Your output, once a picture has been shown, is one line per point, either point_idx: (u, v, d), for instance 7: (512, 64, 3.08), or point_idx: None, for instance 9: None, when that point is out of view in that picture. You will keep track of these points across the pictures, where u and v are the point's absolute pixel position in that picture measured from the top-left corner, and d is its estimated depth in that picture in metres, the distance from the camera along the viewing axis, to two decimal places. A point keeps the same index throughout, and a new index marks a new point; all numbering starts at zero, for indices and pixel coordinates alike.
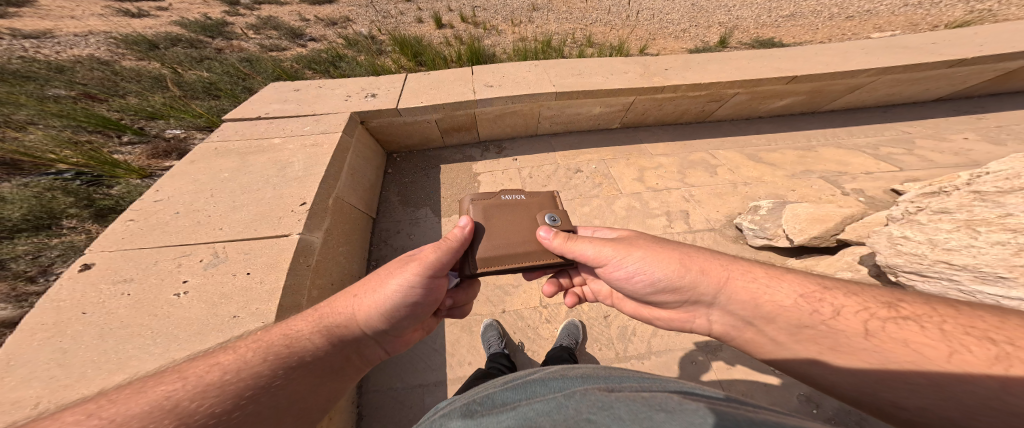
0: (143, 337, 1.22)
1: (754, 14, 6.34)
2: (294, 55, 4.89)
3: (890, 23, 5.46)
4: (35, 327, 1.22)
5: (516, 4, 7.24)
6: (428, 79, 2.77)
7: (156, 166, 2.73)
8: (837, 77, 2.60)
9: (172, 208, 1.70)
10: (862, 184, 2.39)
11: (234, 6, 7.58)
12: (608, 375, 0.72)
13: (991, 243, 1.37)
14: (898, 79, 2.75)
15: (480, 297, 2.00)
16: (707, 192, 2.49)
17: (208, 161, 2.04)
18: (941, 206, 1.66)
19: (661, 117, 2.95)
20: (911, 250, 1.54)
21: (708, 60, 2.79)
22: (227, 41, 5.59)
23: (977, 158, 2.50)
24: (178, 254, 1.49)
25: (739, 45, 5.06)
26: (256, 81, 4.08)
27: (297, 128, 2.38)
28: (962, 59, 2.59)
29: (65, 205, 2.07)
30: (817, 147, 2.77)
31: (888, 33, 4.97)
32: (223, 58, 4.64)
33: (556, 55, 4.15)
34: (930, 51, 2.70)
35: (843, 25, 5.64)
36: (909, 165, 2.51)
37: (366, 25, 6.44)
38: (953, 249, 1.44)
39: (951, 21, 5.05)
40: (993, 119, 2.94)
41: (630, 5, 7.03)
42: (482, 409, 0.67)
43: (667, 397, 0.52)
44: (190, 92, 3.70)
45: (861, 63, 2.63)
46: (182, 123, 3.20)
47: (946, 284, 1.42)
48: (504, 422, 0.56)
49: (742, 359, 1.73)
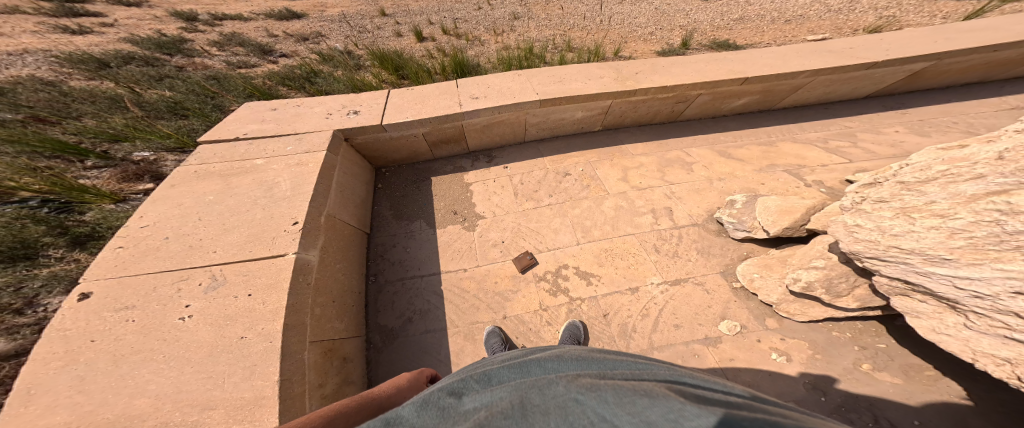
0: (157, 361, 1.21)
1: (710, 17, 6.76)
2: (266, 72, 4.77)
3: (819, 27, 5.80)
4: (46, 357, 1.19)
5: (496, 14, 7.43)
6: (411, 94, 2.80)
7: (129, 189, 2.60)
8: (781, 78, 2.88)
9: (162, 232, 1.66)
10: (822, 176, 2.63)
11: (191, 22, 7.30)
12: (598, 360, 0.79)
13: (928, 226, 1.17)
14: (829, 80, 3.05)
15: (480, 305, 2.03)
16: (685, 188, 2.64)
17: (190, 185, 1.98)
18: (879, 195, 1.45)
19: (636, 118, 3.13)
20: (864, 236, 1.36)
21: (672, 63, 3.00)
22: (188, 58, 5.38)
23: (910, 149, 2.81)
24: (176, 279, 1.45)
25: (699, 46, 5.42)
26: (226, 99, 3.95)
27: (279, 148, 2.34)
28: (874, 63, 2.91)
29: (38, 233, 1.94)
30: (778, 141, 3.03)
31: (819, 36, 5.40)
32: (185, 76, 4.46)
33: (538, 62, 4.32)
34: (873, 50, 3.02)
35: (784, 28, 5.97)
36: (856, 156, 2.80)
37: (339, 41, 6.41)
38: (899, 234, 1.24)
39: (867, 26, 5.57)
40: (919, 111, 3.29)
41: (597, 12, 7.36)
42: (481, 381, 0.75)
43: (654, 387, 0.57)
44: (153, 112, 3.54)
45: (798, 65, 2.90)
46: (150, 145, 3.05)
47: (904, 268, 1.24)
48: (500, 394, 0.63)
49: (742, 349, 1.82)
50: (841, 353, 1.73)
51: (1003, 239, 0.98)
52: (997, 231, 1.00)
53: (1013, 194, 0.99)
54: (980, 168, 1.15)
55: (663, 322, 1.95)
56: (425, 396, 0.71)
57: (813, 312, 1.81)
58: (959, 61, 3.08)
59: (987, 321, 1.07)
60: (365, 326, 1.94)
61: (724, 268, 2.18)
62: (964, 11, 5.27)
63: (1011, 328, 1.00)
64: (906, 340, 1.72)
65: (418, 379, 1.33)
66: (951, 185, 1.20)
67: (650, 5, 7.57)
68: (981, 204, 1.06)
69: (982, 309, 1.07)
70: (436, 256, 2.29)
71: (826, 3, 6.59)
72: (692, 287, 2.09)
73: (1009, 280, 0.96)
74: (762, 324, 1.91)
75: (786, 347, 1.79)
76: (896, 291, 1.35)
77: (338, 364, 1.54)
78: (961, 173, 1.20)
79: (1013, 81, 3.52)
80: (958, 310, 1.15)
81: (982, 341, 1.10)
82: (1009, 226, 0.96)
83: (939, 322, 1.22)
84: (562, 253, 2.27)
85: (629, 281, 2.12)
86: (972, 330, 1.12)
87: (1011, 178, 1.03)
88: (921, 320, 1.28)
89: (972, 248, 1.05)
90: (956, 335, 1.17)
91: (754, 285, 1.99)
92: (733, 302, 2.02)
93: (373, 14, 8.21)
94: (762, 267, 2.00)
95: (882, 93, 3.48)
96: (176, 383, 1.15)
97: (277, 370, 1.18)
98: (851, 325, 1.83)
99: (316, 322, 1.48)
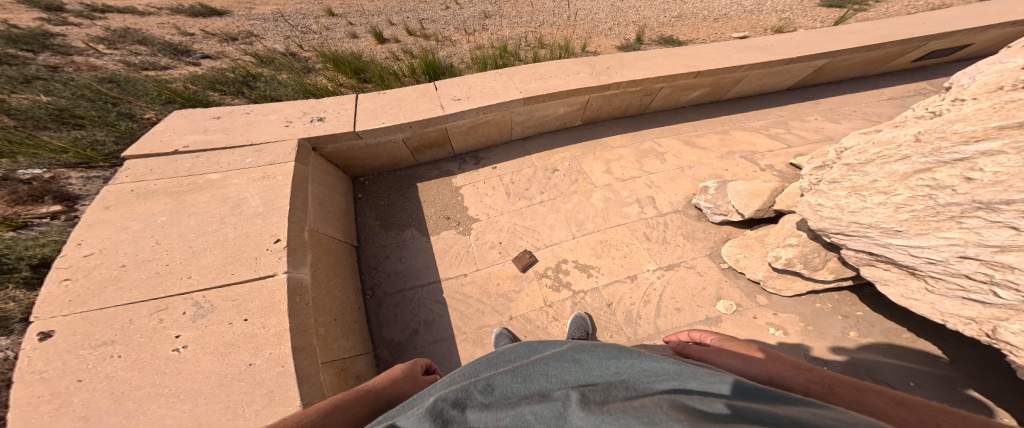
0: (165, 395, 1.21)
1: (655, 14, 7.27)
2: (186, 75, 4.15)
3: (743, 25, 6.55)
4: (30, 401, 1.15)
5: (465, 13, 7.35)
6: (386, 97, 2.66)
7: (27, 214, 2.19)
8: (726, 71, 3.22)
9: (115, 260, 1.57)
10: (771, 161, 3.01)
11: (61, 15, 6.07)
12: (600, 370, 0.79)
13: (878, 202, 1.41)
14: (760, 73, 3.48)
15: (485, 309, 2.09)
16: (663, 177, 2.85)
17: (132, 206, 1.82)
18: (831, 176, 1.70)
19: (610, 112, 3.31)
20: (828, 214, 1.62)
21: (636, 58, 3.19)
22: (65, 57, 4.47)
23: (828, 134, 3.35)
24: (152, 310, 1.42)
25: (650, 42, 5.84)
26: (135, 105, 3.36)
27: (237, 160, 2.12)
28: (791, 58, 3.34)
29: None
30: (730, 130, 3.40)
31: (743, 33, 6.10)
32: (66, 78, 3.66)
33: (512, 59, 4.35)
34: (796, 47, 3.49)
35: (715, 26, 6.66)
36: (793, 142, 3.26)
37: (278, 41, 5.86)
38: (856, 211, 1.49)
39: (779, 23, 6.43)
40: (830, 99, 3.91)
41: (553, 9, 7.55)
42: (488, 396, 0.75)
43: (662, 407, 0.54)
44: (29, 121, 2.91)
45: (737, 60, 3.26)
46: (38, 161, 2.53)
47: (867, 241, 1.48)
48: (504, 419, 0.64)
49: (741, 326, 2.02)
50: (829, 323, 1.97)
51: (939, 210, 1.22)
52: (932, 204, 1.24)
53: (936, 172, 1.23)
54: (904, 149, 1.39)
55: (664, 306, 2.11)
56: (429, 405, 0.73)
57: (796, 286, 2.04)
58: (849, 58, 3.69)
59: (944, 285, 1.32)
60: (371, 342, 1.97)
61: (709, 250, 2.40)
62: (836, 17, 6.37)
63: (967, 290, 1.25)
64: (877, 305, 2.01)
65: (413, 369, 1.39)
66: (887, 165, 1.44)
67: (602, 3, 7.93)
68: (914, 181, 1.31)
69: (936, 273, 1.32)
70: (433, 263, 2.32)
71: (743, 3, 7.46)
72: (684, 271, 2.28)
73: (954, 246, 1.20)
74: (754, 301, 2.13)
75: (781, 322, 2.01)
76: (863, 263, 1.60)
77: (351, 382, 1.59)
78: (891, 154, 1.44)
79: (888, 74, 4.32)
80: (917, 276, 1.41)
81: (945, 303, 1.36)
82: (941, 199, 1.21)
83: (905, 288, 1.48)
84: (561, 248, 2.37)
85: (627, 270, 2.27)
86: (934, 293, 1.37)
87: (930, 157, 1.27)
88: (889, 287, 1.54)
89: (916, 220, 1.29)
90: (924, 299, 1.43)
91: (740, 264, 2.21)
92: (724, 282, 2.23)
93: (319, 14, 7.64)
94: (744, 248, 2.24)
95: (806, 85, 4.06)
96: (193, 416, 1.17)
97: (298, 395, 1.23)
98: (831, 296, 2.10)
99: (322, 343, 1.53)
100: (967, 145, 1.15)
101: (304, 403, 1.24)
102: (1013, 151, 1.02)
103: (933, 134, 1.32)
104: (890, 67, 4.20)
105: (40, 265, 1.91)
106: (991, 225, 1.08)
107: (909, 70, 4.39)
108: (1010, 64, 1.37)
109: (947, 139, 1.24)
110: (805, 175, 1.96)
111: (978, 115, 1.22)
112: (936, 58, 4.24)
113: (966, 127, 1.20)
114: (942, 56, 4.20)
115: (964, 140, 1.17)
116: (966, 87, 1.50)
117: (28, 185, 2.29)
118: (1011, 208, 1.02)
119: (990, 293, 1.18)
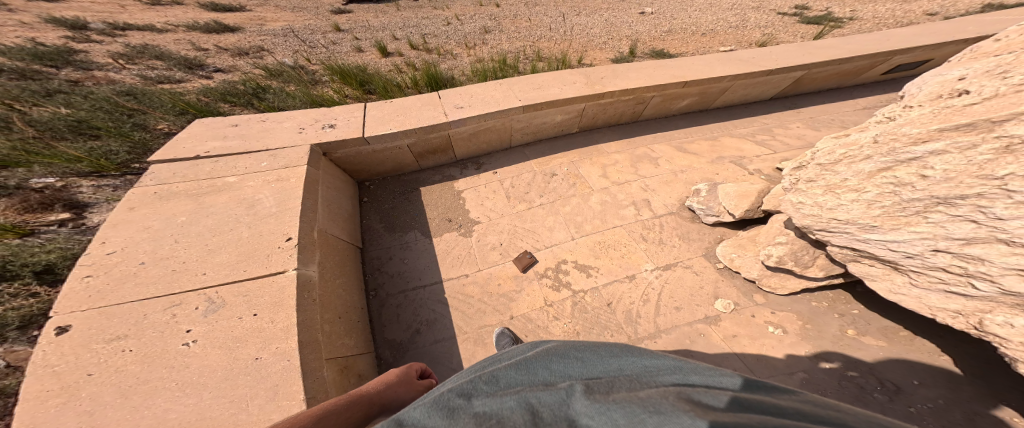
0: (171, 389, 1.25)
1: (648, 29, 7.53)
2: (199, 88, 4.33)
3: (732, 38, 6.79)
4: (41, 395, 1.19)
5: (466, 28, 7.65)
6: (392, 106, 2.77)
7: (36, 222, 2.26)
8: (713, 81, 3.34)
9: (135, 257, 1.63)
10: (761, 165, 3.09)
11: (82, 32, 6.35)
12: (602, 365, 0.82)
13: (850, 200, 1.46)
14: (745, 83, 3.59)
15: (486, 309, 2.12)
16: (658, 181, 2.92)
17: (155, 206, 1.89)
18: (807, 175, 1.74)
19: (605, 119, 3.41)
20: (809, 212, 1.65)
21: (628, 68, 3.32)
22: (85, 71, 4.66)
23: (815, 140, 3.44)
24: (167, 305, 1.47)
25: (642, 55, 6.01)
26: (149, 116, 3.50)
27: (252, 164, 2.20)
28: (771, 69, 3.46)
29: None
30: (720, 136, 3.49)
31: (732, 47, 6.32)
32: (86, 90, 3.82)
33: (512, 71, 4.52)
34: (776, 58, 3.62)
35: (706, 39, 6.88)
36: (782, 147, 3.34)
37: (287, 55, 6.10)
38: (833, 208, 1.53)
39: (767, 36, 6.66)
40: (816, 108, 4.02)
41: (550, 24, 7.84)
42: (492, 385, 0.79)
43: (665, 399, 0.58)
44: (48, 132, 3.02)
45: (724, 70, 3.39)
46: (52, 169, 2.62)
47: (848, 237, 1.52)
48: (508, 402, 0.69)
49: (741, 324, 2.04)
50: (827, 321, 1.99)
51: (905, 206, 1.28)
52: (898, 200, 1.30)
53: (896, 170, 1.30)
54: (866, 149, 1.45)
55: (664, 305, 2.14)
56: (436, 394, 0.77)
57: (790, 284, 2.06)
58: (826, 70, 3.79)
59: (926, 279, 1.35)
60: (375, 342, 2.00)
61: (705, 251, 2.44)
62: (816, 32, 6.57)
63: (947, 283, 1.28)
64: (872, 303, 2.03)
65: (408, 373, 1.42)
66: (854, 165, 1.49)
67: (597, 18, 8.22)
68: (880, 179, 1.36)
69: (916, 267, 1.35)
70: (435, 264, 2.37)
71: (731, 18, 7.73)
72: (682, 270, 2.32)
73: (925, 240, 1.25)
74: (752, 300, 2.15)
75: (780, 320, 2.03)
76: (850, 259, 1.63)
77: (354, 380, 1.61)
78: (856, 155, 1.49)
79: (868, 84, 4.45)
80: (900, 270, 1.44)
81: (930, 297, 1.39)
82: (904, 195, 1.27)
83: (892, 283, 1.51)
84: (560, 249, 2.42)
85: (626, 270, 2.30)
86: (918, 288, 1.41)
87: (888, 158, 1.34)
88: (878, 282, 1.57)
89: (888, 216, 1.34)
90: (909, 293, 1.45)
91: (735, 264, 2.24)
92: (721, 282, 2.26)
93: (326, 30, 7.94)
94: (737, 248, 2.27)
95: (792, 94, 4.18)
96: (197, 410, 1.20)
97: (300, 388, 1.27)
98: (826, 295, 2.11)
99: (328, 339, 1.57)
100: (916, 145, 1.24)
101: (308, 397, 1.27)
102: (956, 151, 1.12)
103: (888, 136, 1.39)
104: (863, 79, 4.31)
105: (42, 271, 1.96)
106: (952, 219, 1.15)
107: (886, 80, 4.51)
108: (949, 75, 1.42)
109: (899, 140, 1.32)
110: (785, 173, 1.98)
111: (922, 119, 1.31)
112: (903, 71, 4.35)
113: (913, 129, 1.29)
114: (908, 69, 4.32)
115: (913, 141, 1.26)
116: (915, 96, 1.53)
117: (40, 193, 2.36)
118: (965, 203, 1.10)
119: (967, 285, 1.21)
